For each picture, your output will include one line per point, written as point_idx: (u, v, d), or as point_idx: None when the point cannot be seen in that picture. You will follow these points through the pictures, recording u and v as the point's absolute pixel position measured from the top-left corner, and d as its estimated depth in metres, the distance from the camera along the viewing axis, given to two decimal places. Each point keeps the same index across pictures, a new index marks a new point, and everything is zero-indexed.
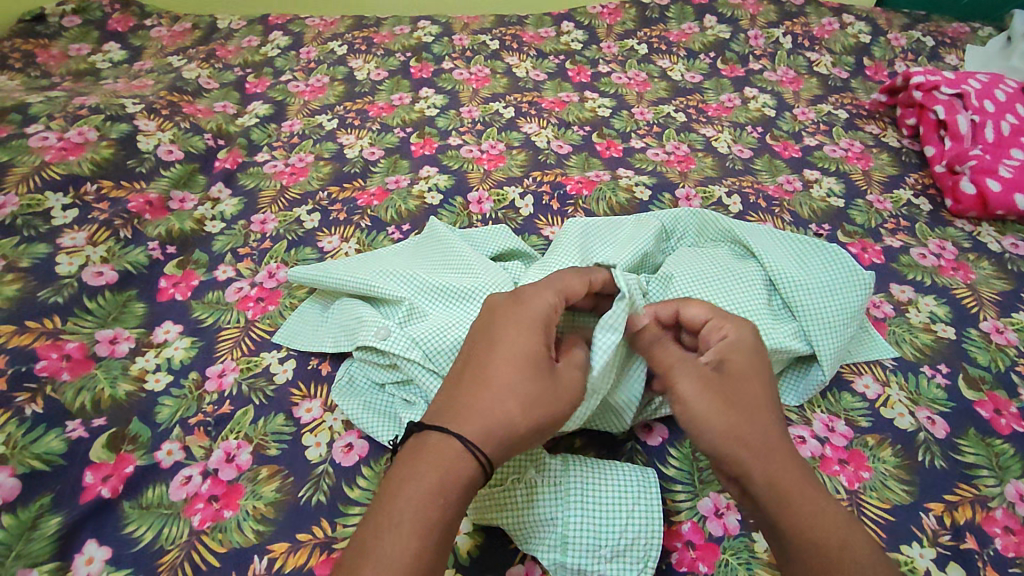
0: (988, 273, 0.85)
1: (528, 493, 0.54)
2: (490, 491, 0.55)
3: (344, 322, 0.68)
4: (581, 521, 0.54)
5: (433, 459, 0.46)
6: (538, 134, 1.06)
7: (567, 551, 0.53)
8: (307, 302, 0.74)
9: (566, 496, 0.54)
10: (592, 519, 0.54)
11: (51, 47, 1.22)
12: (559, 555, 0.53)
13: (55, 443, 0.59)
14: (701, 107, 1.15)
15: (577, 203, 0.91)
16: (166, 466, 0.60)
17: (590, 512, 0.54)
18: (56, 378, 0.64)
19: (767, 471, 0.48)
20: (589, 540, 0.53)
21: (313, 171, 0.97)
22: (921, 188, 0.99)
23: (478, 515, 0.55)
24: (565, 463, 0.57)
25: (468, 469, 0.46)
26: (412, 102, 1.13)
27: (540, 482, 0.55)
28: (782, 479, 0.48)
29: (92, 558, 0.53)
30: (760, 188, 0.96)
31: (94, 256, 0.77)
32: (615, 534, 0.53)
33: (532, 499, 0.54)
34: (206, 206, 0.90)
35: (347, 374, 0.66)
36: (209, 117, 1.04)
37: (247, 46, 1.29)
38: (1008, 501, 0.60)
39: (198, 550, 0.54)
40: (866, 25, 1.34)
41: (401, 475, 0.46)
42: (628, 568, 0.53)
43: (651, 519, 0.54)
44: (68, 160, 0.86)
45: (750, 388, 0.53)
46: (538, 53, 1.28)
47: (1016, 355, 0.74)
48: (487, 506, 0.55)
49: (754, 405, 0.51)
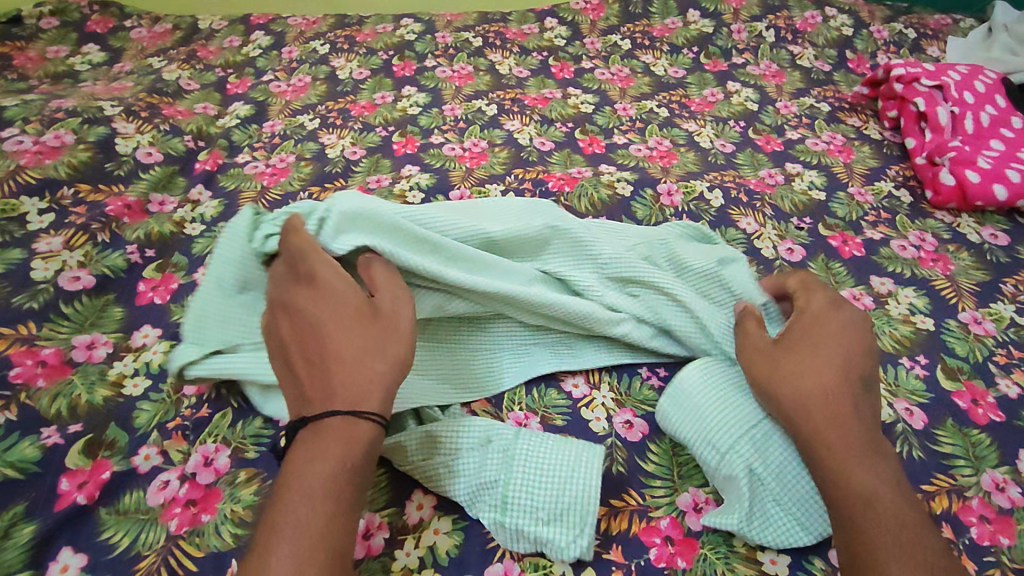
0: (967, 263, 0.86)
1: (479, 459, 0.58)
2: (443, 461, 0.58)
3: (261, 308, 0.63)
4: (521, 484, 0.56)
5: (339, 438, 0.49)
6: (521, 131, 1.06)
7: (506, 511, 0.55)
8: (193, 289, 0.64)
9: (510, 460, 0.57)
10: (531, 481, 0.56)
11: (28, 49, 1.20)
12: (499, 515, 0.55)
13: (30, 450, 0.59)
14: (684, 102, 1.15)
15: (559, 200, 0.91)
16: (143, 471, 0.59)
17: (535, 477, 0.56)
18: (32, 385, 0.64)
19: (831, 437, 0.52)
20: (527, 501, 0.55)
21: (294, 172, 0.97)
22: (901, 180, 0.99)
23: (428, 481, 0.58)
24: (516, 433, 0.59)
25: (321, 441, 0.48)
26: (395, 101, 1.13)
27: (491, 448, 0.58)
28: (825, 443, 0.52)
29: (68, 566, 0.53)
30: (742, 183, 0.97)
31: (71, 261, 0.76)
32: (556, 498, 0.55)
33: (483, 464, 0.57)
34: (186, 209, 0.89)
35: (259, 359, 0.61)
36: (189, 119, 1.04)
37: (228, 47, 1.28)
38: (985, 491, 0.60)
39: (175, 556, 0.54)
40: (848, 18, 1.34)
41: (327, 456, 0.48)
42: (563, 530, 0.54)
43: (590, 483, 0.56)
44: (44, 164, 0.85)
45: (808, 363, 0.56)
46: (521, 50, 1.28)
47: (993, 345, 0.75)
48: (438, 474, 0.57)
49: (807, 373, 0.55)
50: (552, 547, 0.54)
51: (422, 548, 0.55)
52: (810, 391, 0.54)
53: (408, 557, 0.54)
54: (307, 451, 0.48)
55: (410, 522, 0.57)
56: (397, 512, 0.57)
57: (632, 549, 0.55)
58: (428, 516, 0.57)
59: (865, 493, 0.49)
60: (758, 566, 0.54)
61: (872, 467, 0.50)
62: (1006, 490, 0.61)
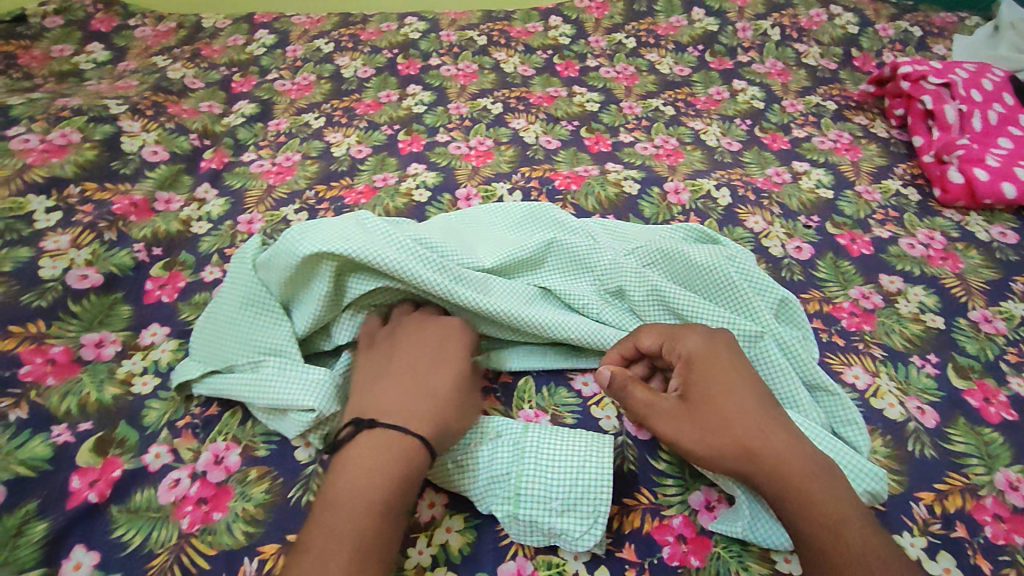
0: (976, 262, 0.85)
1: (490, 453, 0.58)
2: (454, 456, 0.58)
3: (267, 320, 0.64)
4: (534, 477, 0.56)
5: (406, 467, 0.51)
6: (527, 129, 1.06)
7: (519, 503, 0.55)
8: (205, 323, 0.65)
9: (522, 453, 0.58)
10: (543, 473, 0.57)
11: (33, 48, 1.20)
12: (512, 507, 0.55)
13: (40, 449, 0.59)
14: (690, 100, 1.15)
15: (567, 199, 0.91)
16: (154, 469, 0.59)
17: (547, 470, 0.57)
18: (41, 383, 0.64)
19: (773, 475, 0.51)
20: (540, 492, 0.56)
21: (300, 170, 0.97)
22: (909, 178, 0.99)
23: (441, 479, 0.57)
24: (526, 426, 0.60)
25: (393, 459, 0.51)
26: (400, 99, 1.13)
27: (502, 441, 0.59)
28: (782, 473, 0.50)
29: (80, 564, 0.53)
30: (749, 181, 0.96)
31: (78, 259, 0.76)
32: (566, 489, 0.56)
33: (492, 458, 0.58)
34: (192, 207, 0.88)
35: (278, 370, 0.61)
36: (195, 118, 1.03)
37: (232, 45, 1.28)
38: (998, 489, 0.60)
39: (187, 554, 0.53)
40: (853, 16, 1.34)
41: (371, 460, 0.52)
42: (577, 522, 0.54)
43: (602, 473, 0.57)
44: (50, 162, 0.85)
45: (724, 401, 0.53)
46: (525, 48, 1.28)
47: (1004, 343, 0.74)
48: (451, 470, 0.57)
49: (734, 409, 0.53)
50: (566, 538, 0.54)
51: (434, 546, 0.55)
52: (736, 434, 0.52)
53: (421, 555, 0.54)
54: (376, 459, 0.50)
55: (422, 520, 0.56)
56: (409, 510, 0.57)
57: (646, 547, 0.55)
58: (440, 514, 0.57)
59: (833, 526, 0.48)
60: (772, 564, 0.54)
61: (827, 490, 0.50)
62: (1020, 489, 0.60)
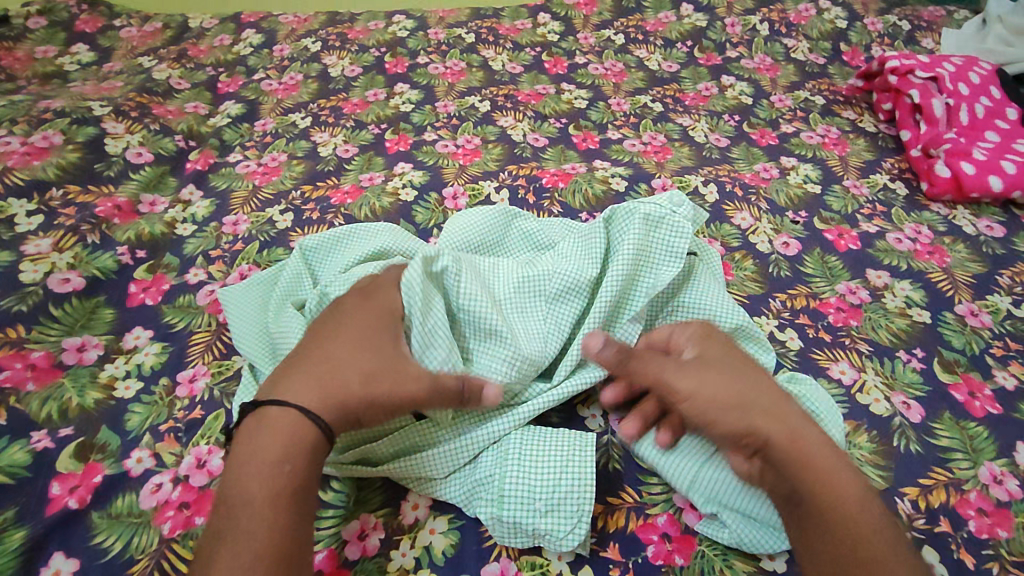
0: (963, 255, 0.85)
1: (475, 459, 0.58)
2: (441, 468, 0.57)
3: None
4: (517, 478, 0.56)
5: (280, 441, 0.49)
6: (514, 127, 1.05)
7: (502, 505, 0.54)
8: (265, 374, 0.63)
9: (505, 456, 0.57)
10: (526, 475, 0.56)
11: (16, 49, 1.19)
12: (495, 509, 0.55)
13: (20, 455, 0.59)
14: (678, 96, 1.15)
15: (553, 196, 0.91)
16: (136, 474, 0.59)
17: (528, 472, 0.56)
18: (21, 389, 0.64)
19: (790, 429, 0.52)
20: (524, 493, 0.55)
21: (286, 171, 0.96)
22: (897, 172, 0.99)
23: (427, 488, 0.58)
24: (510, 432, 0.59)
25: (280, 439, 0.49)
26: (387, 98, 1.12)
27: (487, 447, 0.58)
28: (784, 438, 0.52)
29: (60, 571, 0.52)
30: (737, 177, 0.96)
31: (60, 263, 0.76)
32: (550, 489, 0.55)
33: (475, 465, 0.58)
34: (177, 209, 0.88)
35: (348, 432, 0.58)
36: (180, 119, 1.03)
37: (219, 45, 1.27)
38: (983, 483, 0.60)
39: (168, 559, 0.53)
40: (842, 11, 1.34)
41: (248, 458, 0.49)
42: (561, 523, 0.54)
43: (586, 475, 0.56)
44: (32, 165, 0.85)
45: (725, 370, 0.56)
46: (514, 46, 1.27)
47: (990, 337, 0.74)
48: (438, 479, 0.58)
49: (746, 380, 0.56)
50: (550, 538, 0.53)
51: (418, 548, 0.55)
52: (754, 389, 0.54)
53: (404, 557, 0.54)
54: (264, 438, 0.50)
55: (406, 522, 0.56)
56: (392, 512, 0.57)
57: (629, 547, 0.55)
58: (424, 516, 0.57)
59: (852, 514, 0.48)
60: (755, 561, 0.54)
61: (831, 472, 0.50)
62: (1004, 483, 0.60)
